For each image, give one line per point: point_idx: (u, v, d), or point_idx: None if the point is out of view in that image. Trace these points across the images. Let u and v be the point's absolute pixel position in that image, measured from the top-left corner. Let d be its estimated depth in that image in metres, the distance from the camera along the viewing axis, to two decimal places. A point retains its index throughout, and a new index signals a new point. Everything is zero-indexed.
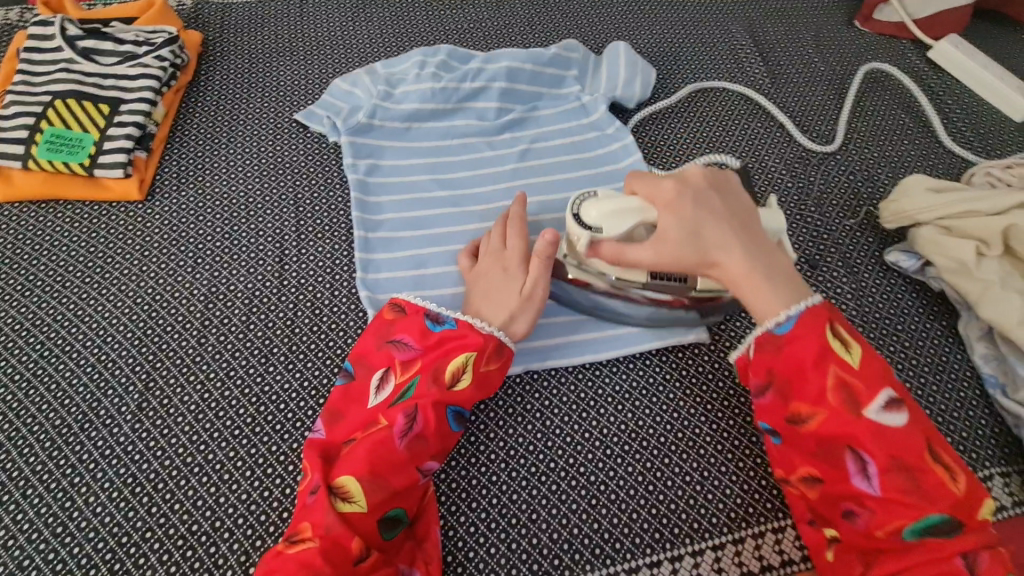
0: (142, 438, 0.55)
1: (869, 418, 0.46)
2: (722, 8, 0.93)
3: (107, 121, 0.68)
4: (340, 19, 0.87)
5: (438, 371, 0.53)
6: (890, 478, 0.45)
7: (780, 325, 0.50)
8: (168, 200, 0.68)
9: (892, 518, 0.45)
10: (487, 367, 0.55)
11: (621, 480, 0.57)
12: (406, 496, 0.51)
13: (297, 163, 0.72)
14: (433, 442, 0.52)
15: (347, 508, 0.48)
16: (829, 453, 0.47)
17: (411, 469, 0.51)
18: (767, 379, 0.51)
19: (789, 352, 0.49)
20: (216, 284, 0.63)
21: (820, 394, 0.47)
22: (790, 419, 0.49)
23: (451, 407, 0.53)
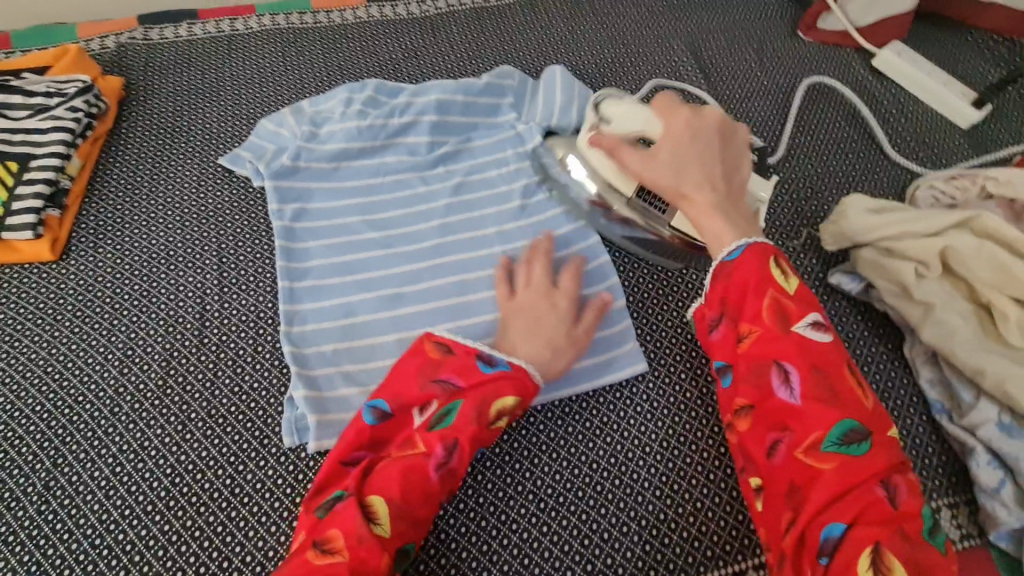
0: (47, 521, 0.52)
1: (799, 330, 0.49)
2: (663, 24, 0.91)
3: (15, 180, 0.65)
4: (270, 55, 0.85)
5: (483, 409, 0.52)
6: (810, 384, 0.48)
7: (730, 254, 0.53)
8: (83, 259, 0.65)
9: (818, 428, 0.46)
10: (520, 410, 0.55)
11: (556, 536, 0.54)
12: (423, 529, 0.50)
13: (221, 212, 0.70)
14: (459, 478, 0.52)
15: (376, 531, 0.47)
16: (761, 371, 0.49)
17: (438, 500, 0.51)
18: (719, 310, 0.54)
19: (736, 279, 0.52)
20: (133, 347, 0.61)
21: (756, 314, 0.50)
22: (734, 347, 0.52)
23: (482, 445, 0.53)
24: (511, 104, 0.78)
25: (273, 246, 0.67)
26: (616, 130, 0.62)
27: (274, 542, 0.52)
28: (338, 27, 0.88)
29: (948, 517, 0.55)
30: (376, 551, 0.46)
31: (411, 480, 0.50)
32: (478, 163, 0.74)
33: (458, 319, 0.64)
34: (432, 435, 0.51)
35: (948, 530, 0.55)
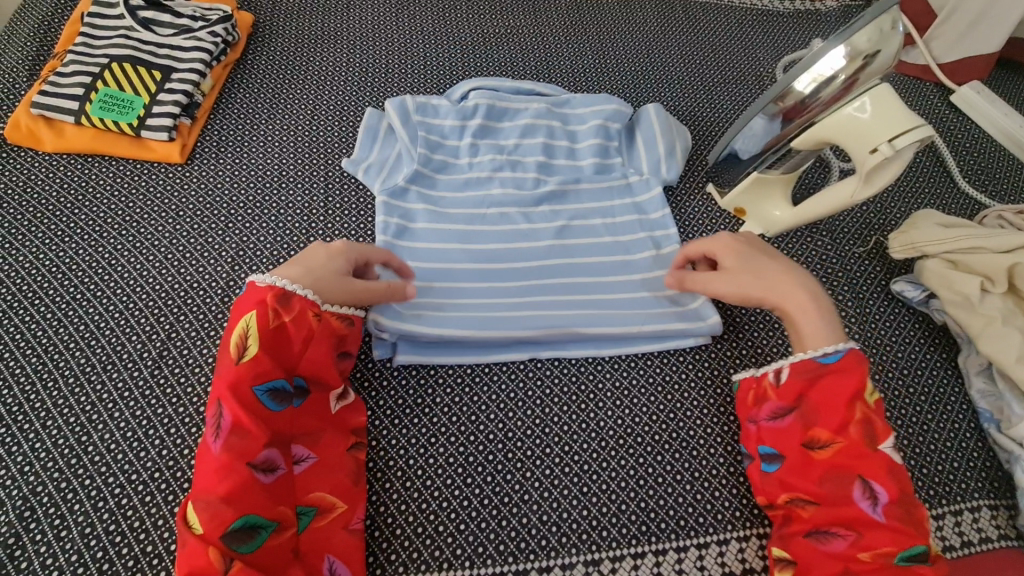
0: (159, 384, 0.57)
1: (884, 450, 0.50)
2: (751, 37, 0.96)
3: (157, 87, 0.71)
4: (384, 13, 0.91)
5: (226, 352, 0.51)
6: (892, 505, 0.49)
7: (826, 356, 0.54)
8: (206, 166, 0.71)
9: (892, 543, 0.48)
10: (275, 322, 0.52)
11: (613, 472, 0.58)
12: (258, 497, 0.47)
13: (331, 144, 0.76)
14: (249, 430, 0.49)
15: (190, 531, 0.46)
16: (841, 482, 0.50)
17: (240, 466, 0.47)
18: (790, 403, 0.55)
19: (826, 383, 0.53)
20: (245, 249, 0.66)
21: (844, 425, 0.51)
22: (806, 447, 0.52)
23: (257, 382, 0.50)
24: (629, 111, 0.78)
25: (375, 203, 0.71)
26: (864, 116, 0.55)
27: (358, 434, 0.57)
28: None
29: (987, 517, 0.58)
30: (197, 551, 0.45)
31: (202, 467, 0.48)
32: (567, 140, 0.76)
33: (540, 277, 0.66)
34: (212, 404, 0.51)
35: (986, 529, 0.57)
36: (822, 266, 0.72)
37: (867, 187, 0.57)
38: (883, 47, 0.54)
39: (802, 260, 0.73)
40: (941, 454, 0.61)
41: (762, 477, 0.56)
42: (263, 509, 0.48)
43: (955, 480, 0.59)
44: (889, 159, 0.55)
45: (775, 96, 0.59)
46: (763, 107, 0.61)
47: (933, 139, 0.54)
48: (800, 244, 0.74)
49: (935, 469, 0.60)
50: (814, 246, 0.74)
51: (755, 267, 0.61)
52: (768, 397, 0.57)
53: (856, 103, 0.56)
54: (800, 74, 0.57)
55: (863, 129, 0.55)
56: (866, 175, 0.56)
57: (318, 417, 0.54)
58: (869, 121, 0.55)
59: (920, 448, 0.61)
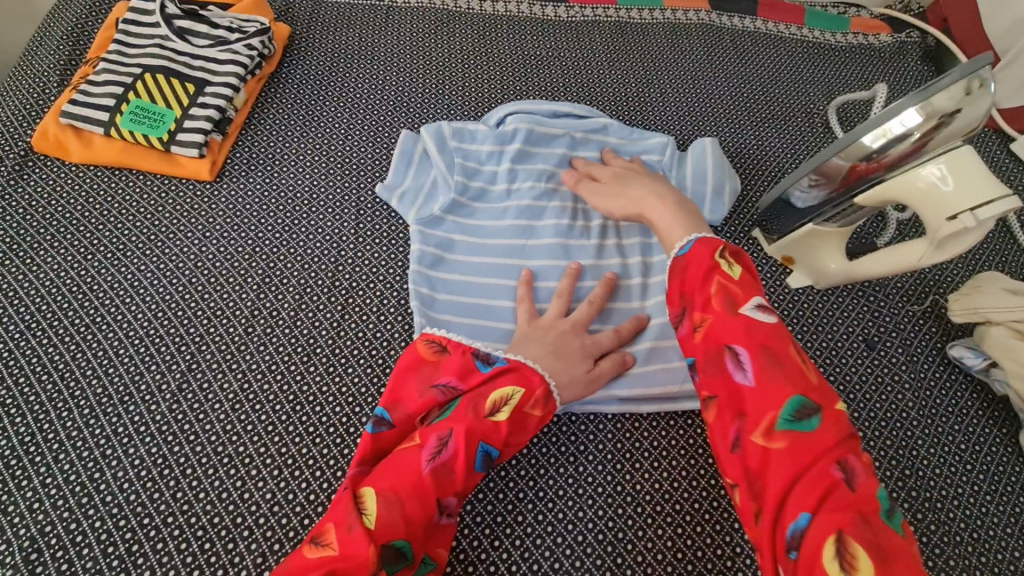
0: (177, 420, 0.54)
1: (743, 312, 0.50)
2: (801, 71, 0.93)
3: (190, 100, 0.69)
4: (424, 30, 0.89)
5: (481, 401, 0.52)
6: (762, 366, 0.47)
7: (681, 249, 0.56)
8: (235, 185, 0.69)
9: (773, 409, 0.46)
10: (530, 410, 0.53)
11: (651, 542, 0.53)
12: (421, 527, 0.47)
13: (364, 166, 0.73)
14: (458, 472, 0.49)
15: (362, 519, 0.46)
16: (715, 360, 0.49)
17: (432, 498, 0.48)
18: (680, 306, 0.54)
19: (687, 271, 0.54)
20: (271, 274, 0.63)
21: (704, 303, 0.51)
22: (690, 337, 0.52)
23: (486, 441, 0.51)
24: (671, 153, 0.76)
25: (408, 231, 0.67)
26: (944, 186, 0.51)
27: None
28: (488, 16, 0.92)
29: None
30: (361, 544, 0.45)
31: (405, 470, 0.49)
32: None
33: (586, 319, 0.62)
34: (428, 430, 0.51)
35: None
36: (874, 324, 0.68)
37: (938, 252, 0.54)
38: (963, 107, 0.51)
39: (852, 317, 0.69)
40: (1000, 541, 0.57)
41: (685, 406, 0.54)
42: (418, 543, 0.47)
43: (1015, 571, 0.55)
44: (966, 229, 0.51)
45: (838, 152, 0.56)
46: (826, 160, 0.58)
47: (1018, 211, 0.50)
48: (850, 299, 0.70)
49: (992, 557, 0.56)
50: (866, 302, 0.70)
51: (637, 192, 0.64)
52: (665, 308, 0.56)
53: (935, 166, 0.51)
54: (869, 132, 0.53)
55: (941, 196, 0.51)
56: (939, 241, 0.53)
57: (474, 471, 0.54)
58: (952, 193, 0.51)
59: (977, 532, 0.57)
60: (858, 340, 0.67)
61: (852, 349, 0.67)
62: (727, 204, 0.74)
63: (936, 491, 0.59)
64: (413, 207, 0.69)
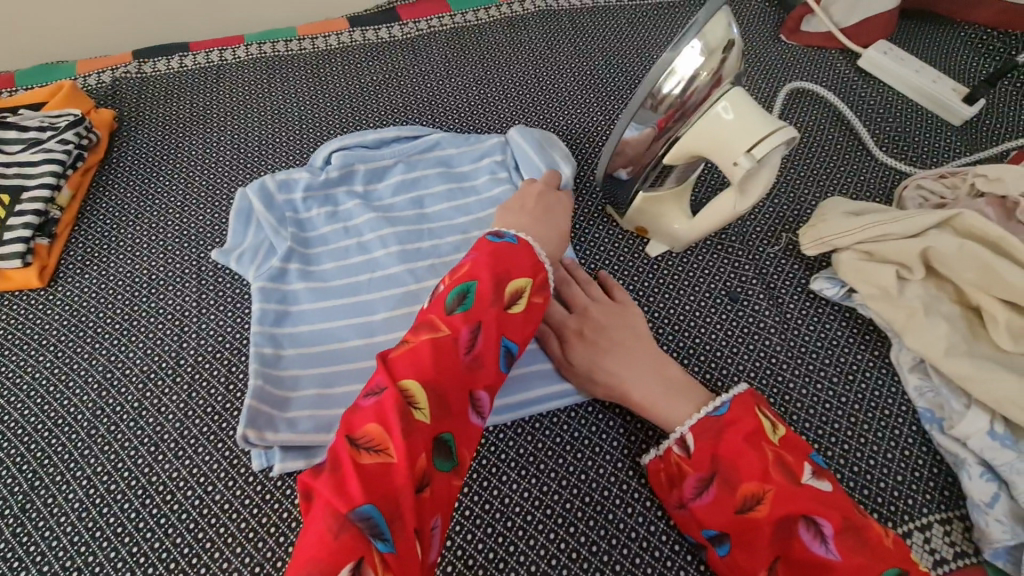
0: (23, 543, 0.53)
1: (810, 482, 0.48)
2: (642, 36, 0.92)
3: (7, 210, 0.68)
4: (256, 82, 0.88)
5: (501, 285, 0.51)
6: (844, 542, 0.45)
7: (717, 409, 0.53)
8: (70, 285, 0.67)
9: None
10: (538, 297, 0.52)
11: (522, 555, 0.53)
12: (464, 426, 0.46)
13: (203, 236, 0.72)
14: (489, 366, 0.49)
15: (417, 418, 0.43)
16: (789, 531, 0.47)
17: (470, 391, 0.47)
18: (709, 471, 0.50)
19: (726, 431, 0.51)
20: (112, 369, 0.62)
21: (764, 472, 0.48)
22: (735, 514, 0.48)
23: (510, 335, 0.50)
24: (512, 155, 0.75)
25: (252, 291, 0.66)
26: (729, 125, 0.50)
27: (240, 562, 0.52)
28: (322, 53, 0.91)
29: (941, 534, 0.52)
30: (421, 441, 0.43)
31: (446, 358, 0.46)
32: (450, 197, 0.73)
33: None
34: (455, 316, 0.48)
35: (940, 548, 0.52)
36: (735, 276, 0.67)
37: (743, 197, 0.53)
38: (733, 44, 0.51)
39: (712, 274, 0.68)
40: (882, 470, 0.55)
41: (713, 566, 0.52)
42: (460, 442, 0.46)
43: (901, 497, 0.54)
44: (754, 168, 0.51)
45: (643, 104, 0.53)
46: (634, 114, 0.54)
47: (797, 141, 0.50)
48: (708, 256, 0.69)
49: (876, 488, 0.54)
50: (725, 255, 0.69)
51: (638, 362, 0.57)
52: (685, 472, 0.52)
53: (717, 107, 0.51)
54: (665, 76, 0.50)
55: (727, 136, 0.51)
56: (739, 183, 0.52)
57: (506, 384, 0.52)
58: (732, 127, 0.51)
59: (858, 465, 0.56)
60: (720, 295, 0.66)
61: (714, 307, 0.65)
62: (574, 188, 0.73)
63: (813, 432, 0.58)
64: (252, 267, 0.67)
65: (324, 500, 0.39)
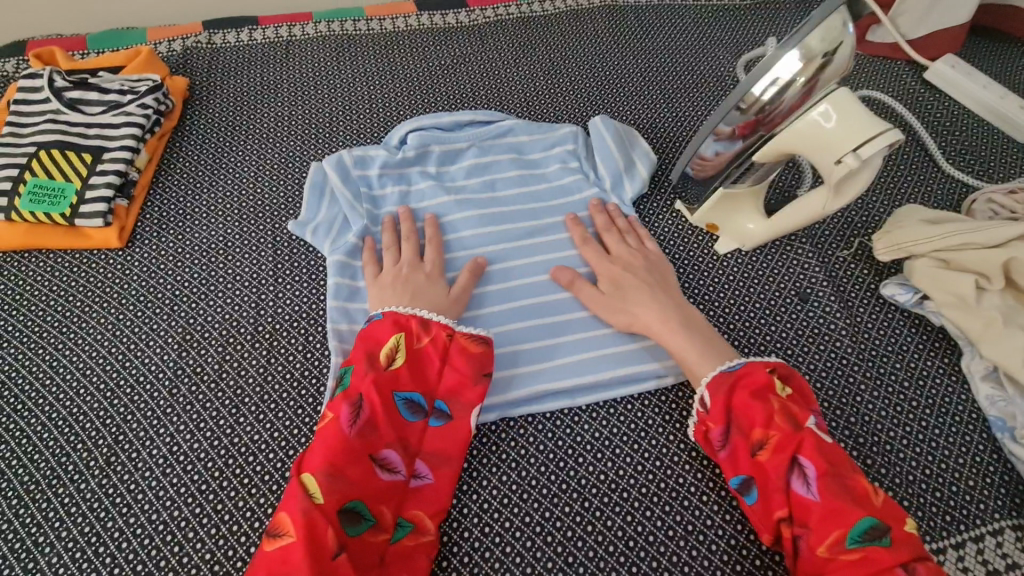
0: (109, 495, 0.54)
1: (810, 429, 0.50)
2: (708, 36, 0.92)
3: (89, 170, 0.68)
4: (326, 58, 0.88)
5: (370, 359, 0.55)
6: (830, 484, 0.47)
7: (730, 366, 0.55)
8: (148, 247, 0.68)
9: (839, 526, 0.46)
10: (421, 344, 0.57)
11: (599, 535, 0.54)
12: (368, 485, 0.50)
13: (277, 207, 0.72)
14: (383, 428, 0.52)
15: (312, 499, 0.47)
16: (784, 474, 0.48)
17: (365, 455, 0.51)
18: (725, 421, 0.53)
19: (734, 388, 0.53)
20: (191, 331, 0.63)
21: (769, 420, 0.50)
22: (748, 456, 0.51)
23: (399, 390, 0.54)
24: (582, 146, 0.76)
25: (327, 264, 0.67)
26: (830, 130, 0.51)
27: None
28: (389, 34, 0.92)
29: (1012, 539, 0.53)
30: (319, 518, 0.46)
31: (331, 439, 0.50)
32: (522, 182, 0.74)
33: (510, 323, 0.64)
34: (335, 400, 0.53)
35: (1010, 552, 0.52)
36: (804, 277, 0.68)
37: (838, 197, 0.55)
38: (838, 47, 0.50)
39: (782, 274, 0.68)
40: (954, 474, 0.56)
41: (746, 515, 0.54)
42: (372, 503, 0.50)
43: (971, 501, 0.55)
44: (857, 169, 0.52)
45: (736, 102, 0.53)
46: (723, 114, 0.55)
47: (900, 143, 0.50)
48: (778, 256, 0.69)
49: (948, 491, 0.55)
50: (794, 256, 0.69)
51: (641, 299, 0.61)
52: (709, 427, 0.54)
53: (818, 111, 0.51)
54: (762, 78, 0.51)
55: (827, 139, 0.51)
56: (835, 185, 0.53)
57: (455, 437, 0.56)
58: (834, 131, 0.51)
59: (929, 468, 0.56)
60: (790, 295, 0.67)
61: (784, 307, 0.66)
62: (643, 183, 0.74)
63: (884, 434, 0.58)
64: (327, 240, 0.68)
65: None
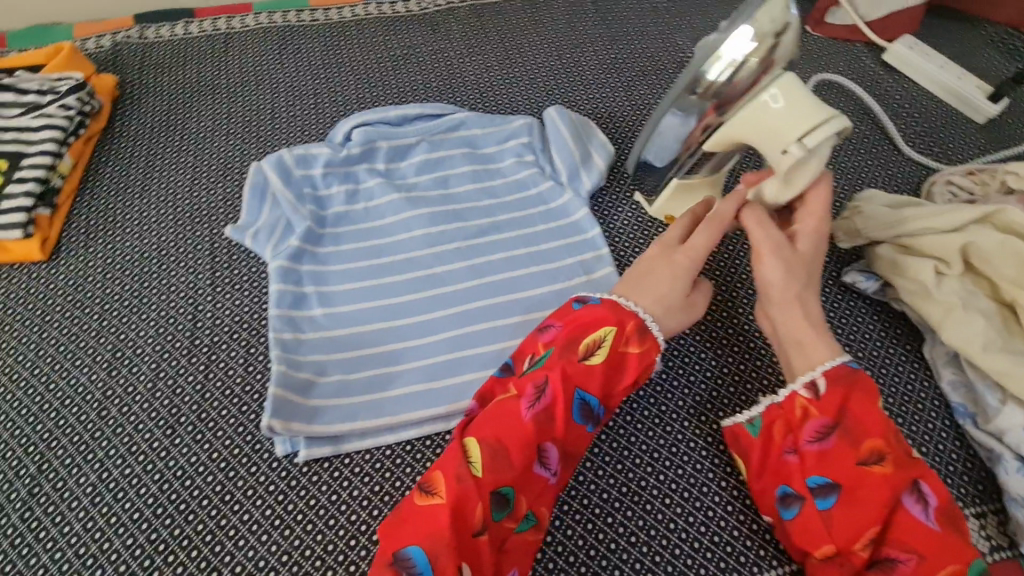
0: (31, 529, 0.50)
1: (920, 458, 0.46)
2: (667, 21, 0.90)
3: (6, 179, 0.64)
4: (268, 52, 0.84)
5: (574, 343, 0.51)
6: (947, 515, 0.44)
7: (852, 363, 0.50)
8: (75, 258, 0.64)
9: (957, 562, 0.42)
10: (625, 349, 0.52)
11: (558, 546, 0.52)
12: (524, 475, 0.48)
13: (214, 211, 0.68)
14: (562, 421, 0.49)
15: (468, 471, 0.46)
16: (901, 494, 0.44)
17: (537, 446, 0.48)
18: (835, 417, 0.47)
19: (859, 388, 0.48)
20: (123, 347, 0.59)
21: (887, 432, 0.46)
22: (853, 462, 0.46)
23: (583, 389, 0.50)
24: (537, 138, 0.73)
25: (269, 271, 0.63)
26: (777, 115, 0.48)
27: (266, 551, 0.50)
28: (335, 25, 0.87)
29: (975, 527, 0.53)
30: (436, 506, 0.45)
31: (505, 420, 0.49)
32: (475, 179, 0.71)
33: (464, 325, 0.61)
34: (524, 378, 0.51)
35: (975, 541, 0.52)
36: None
37: (788, 188, 0.52)
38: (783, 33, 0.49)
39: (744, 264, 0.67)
40: None
41: (796, 530, 0.48)
42: (522, 494, 0.48)
43: None
44: (803, 158, 0.49)
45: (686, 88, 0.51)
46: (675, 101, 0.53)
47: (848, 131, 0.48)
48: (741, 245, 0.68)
49: None
50: None
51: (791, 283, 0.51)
52: (807, 415, 0.48)
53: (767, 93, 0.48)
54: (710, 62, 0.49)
55: (776, 126, 0.48)
56: (784, 175, 0.51)
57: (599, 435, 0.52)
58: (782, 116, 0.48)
59: None
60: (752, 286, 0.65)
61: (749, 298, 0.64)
62: (602, 174, 0.71)
63: None
64: (268, 245, 0.64)
65: (395, 537, 0.45)
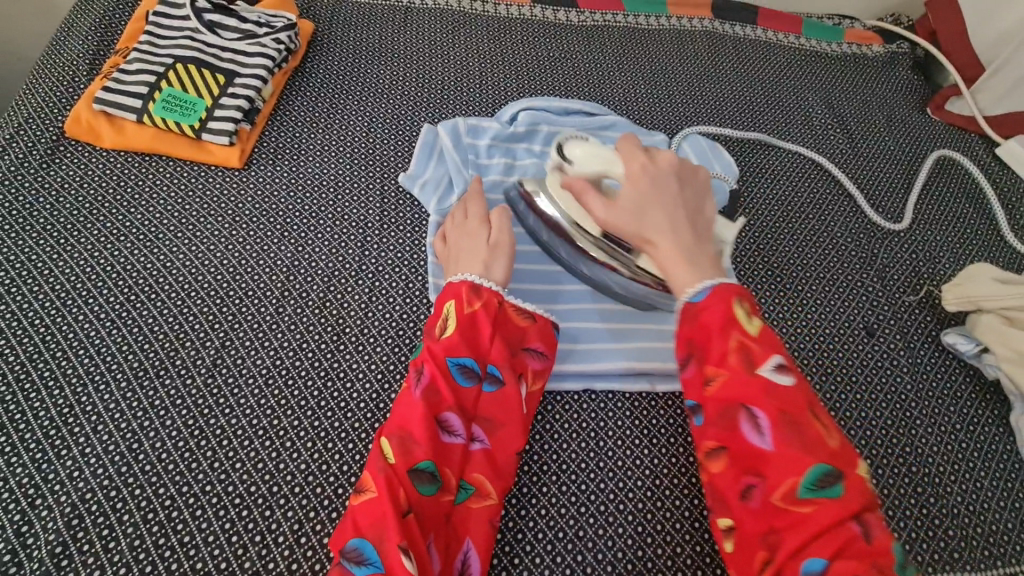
0: (213, 394, 0.57)
1: (763, 373, 0.45)
2: (800, 78, 0.98)
3: (221, 91, 0.71)
4: (442, 29, 0.92)
5: (430, 330, 0.56)
6: (777, 428, 0.43)
7: (694, 295, 0.49)
8: (264, 172, 0.71)
9: (789, 472, 0.42)
10: (471, 308, 0.55)
11: (668, 512, 0.56)
12: (435, 448, 0.50)
13: (387, 158, 0.75)
14: (442, 390, 0.52)
15: (385, 460, 0.49)
16: (727, 416, 0.45)
17: (428, 417, 0.50)
18: (688, 349, 0.49)
19: (700, 317, 0.48)
20: (299, 257, 0.66)
21: (720, 355, 0.46)
22: (700, 387, 0.48)
23: (451, 355, 0.53)
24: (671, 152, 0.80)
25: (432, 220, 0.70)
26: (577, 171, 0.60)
27: None
28: (501, 19, 0.95)
29: None
30: (391, 478, 0.47)
31: (401, 410, 0.52)
32: None
33: (602, 303, 0.67)
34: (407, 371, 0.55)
35: None
36: (872, 314, 0.72)
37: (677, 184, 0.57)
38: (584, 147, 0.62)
39: (852, 307, 0.72)
40: (996, 514, 0.60)
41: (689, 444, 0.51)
42: (441, 465, 0.50)
43: (1009, 541, 0.59)
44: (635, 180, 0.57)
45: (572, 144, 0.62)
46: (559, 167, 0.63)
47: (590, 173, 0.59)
48: (850, 290, 0.74)
49: (989, 528, 0.59)
50: (864, 293, 0.74)
51: (645, 215, 0.53)
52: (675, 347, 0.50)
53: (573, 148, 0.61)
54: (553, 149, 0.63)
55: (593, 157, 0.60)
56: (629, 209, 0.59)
57: (505, 402, 0.55)
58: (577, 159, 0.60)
59: (972, 505, 0.60)
60: (858, 328, 0.71)
61: (852, 337, 0.70)
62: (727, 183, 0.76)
63: (934, 467, 0.62)
64: (434, 197, 0.71)
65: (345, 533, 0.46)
